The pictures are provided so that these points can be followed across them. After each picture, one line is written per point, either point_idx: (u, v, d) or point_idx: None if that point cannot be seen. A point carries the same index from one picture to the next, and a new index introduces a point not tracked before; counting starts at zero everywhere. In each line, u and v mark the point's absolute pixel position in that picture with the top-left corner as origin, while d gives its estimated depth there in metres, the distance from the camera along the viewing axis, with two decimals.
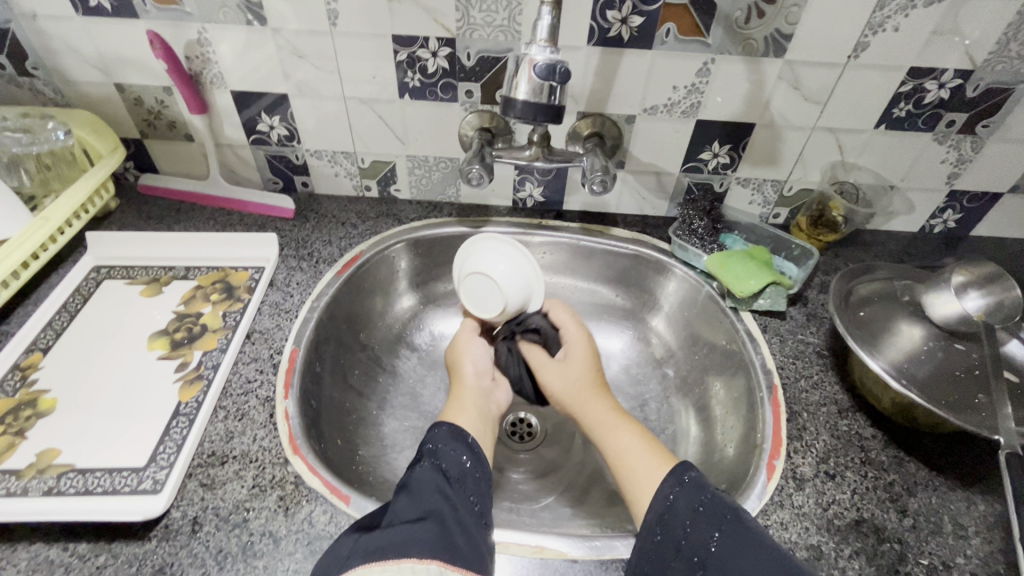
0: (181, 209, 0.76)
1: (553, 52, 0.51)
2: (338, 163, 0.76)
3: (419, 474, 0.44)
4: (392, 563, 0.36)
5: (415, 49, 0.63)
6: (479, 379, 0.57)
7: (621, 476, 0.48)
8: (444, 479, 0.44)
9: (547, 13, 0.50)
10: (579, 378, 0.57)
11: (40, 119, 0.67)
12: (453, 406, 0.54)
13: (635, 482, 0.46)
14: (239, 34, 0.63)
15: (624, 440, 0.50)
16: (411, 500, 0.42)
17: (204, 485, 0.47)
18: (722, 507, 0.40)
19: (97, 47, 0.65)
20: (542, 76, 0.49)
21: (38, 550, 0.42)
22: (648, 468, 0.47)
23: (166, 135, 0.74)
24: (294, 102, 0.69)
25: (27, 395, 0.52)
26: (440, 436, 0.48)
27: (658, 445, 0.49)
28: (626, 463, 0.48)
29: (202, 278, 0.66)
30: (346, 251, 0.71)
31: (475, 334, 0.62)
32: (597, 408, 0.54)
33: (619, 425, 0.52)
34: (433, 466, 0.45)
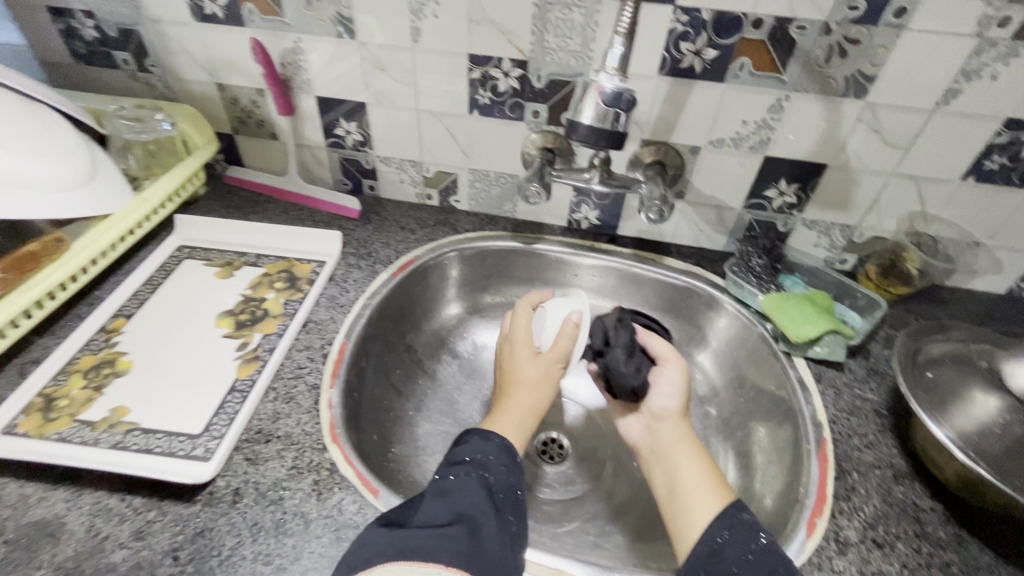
0: (259, 201, 0.82)
1: (621, 80, 0.51)
2: (404, 170, 0.79)
3: (455, 481, 0.45)
4: (420, 564, 0.38)
5: (489, 68, 0.65)
6: (527, 403, 0.56)
7: (682, 499, 0.49)
8: (487, 495, 0.45)
9: (620, 43, 0.51)
10: (683, 389, 0.57)
11: (150, 108, 0.74)
12: (496, 420, 0.54)
13: (690, 507, 0.48)
14: (331, 44, 0.68)
15: (687, 469, 0.51)
16: (441, 503, 0.43)
17: (248, 459, 0.50)
18: (773, 559, 0.40)
19: (207, 51, 0.72)
20: (608, 103, 0.50)
21: (100, 497, 0.46)
22: (705, 500, 0.47)
23: (254, 132, 0.80)
24: (372, 111, 0.73)
25: (108, 355, 0.58)
26: (493, 448, 0.49)
27: (718, 475, 0.50)
28: (690, 489, 0.49)
29: (270, 266, 0.70)
30: (402, 255, 0.74)
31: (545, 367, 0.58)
32: (679, 427, 0.55)
33: (699, 452, 0.53)
34: (479, 478, 0.46)
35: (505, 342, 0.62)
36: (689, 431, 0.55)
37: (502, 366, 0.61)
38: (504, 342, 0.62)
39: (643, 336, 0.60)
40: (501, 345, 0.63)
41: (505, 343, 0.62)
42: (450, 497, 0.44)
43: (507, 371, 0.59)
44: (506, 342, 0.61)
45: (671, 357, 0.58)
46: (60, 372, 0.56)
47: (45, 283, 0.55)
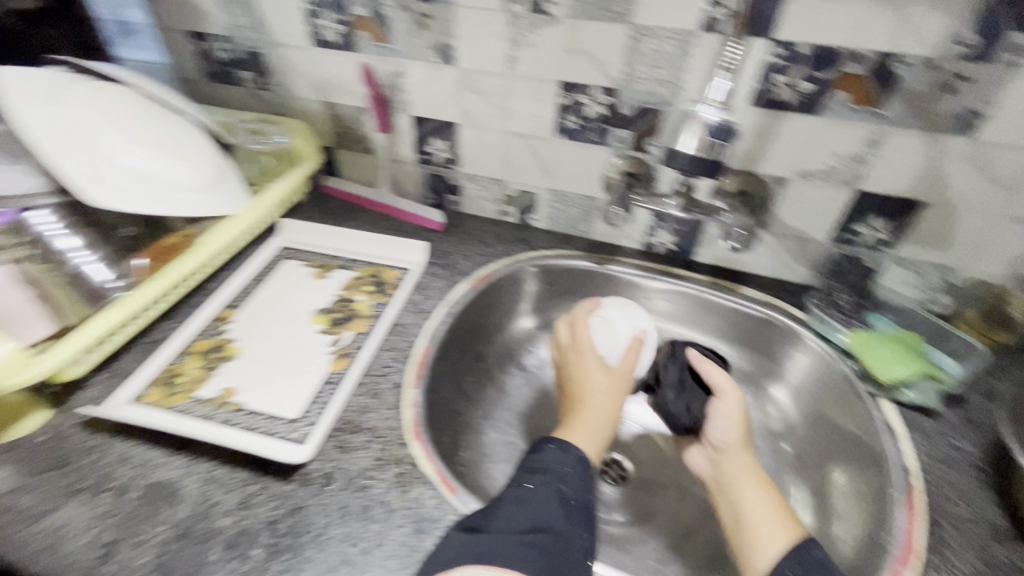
0: (352, 209, 0.88)
1: (727, 112, 0.52)
2: (487, 187, 0.83)
3: (531, 491, 0.47)
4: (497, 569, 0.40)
5: (579, 95, 0.68)
6: (600, 416, 0.56)
7: (748, 531, 0.48)
8: (562, 506, 0.46)
9: (726, 77, 0.52)
10: (741, 421, 0.57)
11: (271, 123, 0.82)
12: (574, 433, 0.54)
13: (759, 539, 0.47)
14: (432, 69, 0.73)
15: (753, 500, 0.50)
16: (520, 510, 0.45)
17: (338, 447, 0.54)
18: None
19: (321, 72, 0.80)
20: (716, 136, 0.52)
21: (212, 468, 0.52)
22: (774, 534, 0.47)
23: (352, 146, 0.87)
24: (463, 130, 0.78)
25: (219, 340, 0.64)
26: (571, 460, 0.50)
27: (787, 508, 0.49)
28: (757, 521, 0.48)
29: (360, 270, 0.75)
30: (481, 267, 0.77)
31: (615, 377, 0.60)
32: (741, 457, 0.54)
33: (767, 485, 0.52)
34: (555, 489, 0.47)
35: (570, 353, 0.62)
36: (755, 462, 0.54)
37: (568, 376, 0.61)
38: (567, 351, 0.63)
39: (698, 363, 0.60)
40: (563, 356, 0.63)
41: (570, 354, 0.62)
42: (527, 507, 0.45)
43: (578, 381, 0.59)
44: (573, 352, 0.62)
45: (731, 391, 0.58)
46: (181, 353, 0.63)
47: (172, 278, 0.60)
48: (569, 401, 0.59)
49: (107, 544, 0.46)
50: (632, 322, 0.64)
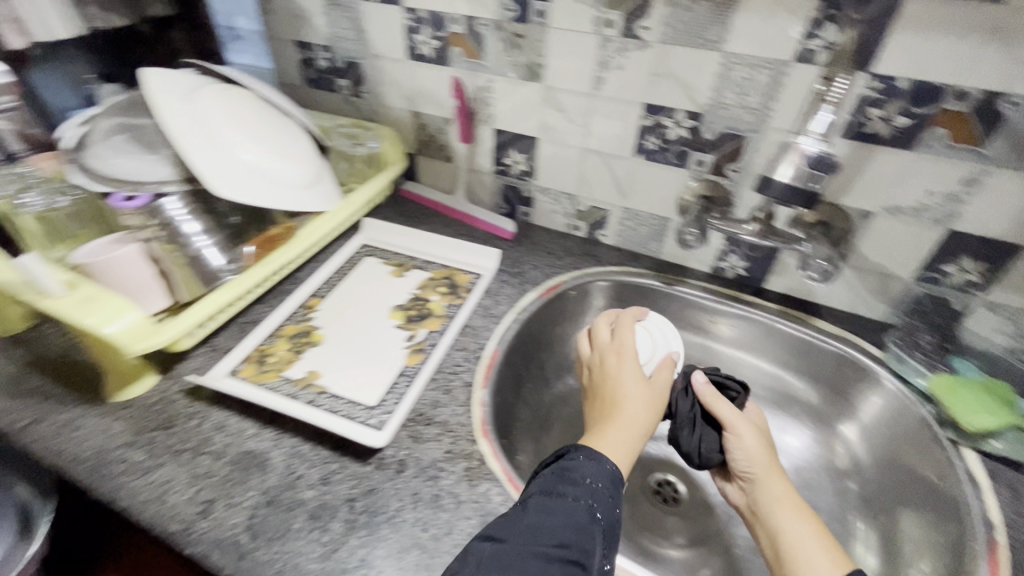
0: (428, 214, 0.93)
1: (826, 145, 0.53)
2: (559, 201, 0.86)
3: (558, 504, 0.44)
4: None
5: (662, 117, 0.70)
6: (634, 423, 0.53)
7: (789, 561, 0.46)
8: (592, 523, 0.43)
9: (830, 110, 0.52)
10: (759, 449, 0.55)
11: (365, 128, 0.87)
12: (605, 437, 0.51)
13: (807, 570, 0.45)
14: (519, 85, 0.77)
15: (795, 527, 0.48)
16: (550, 522, 0.42)
17: (412, 436, 0.57)
18: None
19: (413, 84, 0.85)
20: (811, 167, 0.52)
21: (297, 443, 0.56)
22: (822, 562, 0.45)
23: (433, 154, 0.92)
24: (542, 145, 0.81)
25: (306, 327, 0.69)
26: (604, 475, 0.47)
27: (831, 537, 0.47)
28: (799, 549, 0.47)
29: (435, 272, 0.79)
30: (550, 278, 0.79)
31: (648, 384, 0.58)
32: (773, 485, 0.53)
33: (803, 512, 0.50)
34: (586, 506, 0.45)
35: (611, 354, 0.60)
36: (788, 488, 0.52)
37: (604, 379, 0.59)
38: (607, 353, 0.61)
39: (704, 392, 0.59)
40: (601, 357, 0.61)
41: (612, 355, 0.60)
42: (555, 519, 0.43)
43: (611, 382, 0.58)
44: (615, 354, 0.60)
45: (738, 421, 0.57)
46: (271, 335, 0.68)
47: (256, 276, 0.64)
48: (602, 403, 0.56)
49: (205, 501, 0.51)
50: (669, 342, 0.64)
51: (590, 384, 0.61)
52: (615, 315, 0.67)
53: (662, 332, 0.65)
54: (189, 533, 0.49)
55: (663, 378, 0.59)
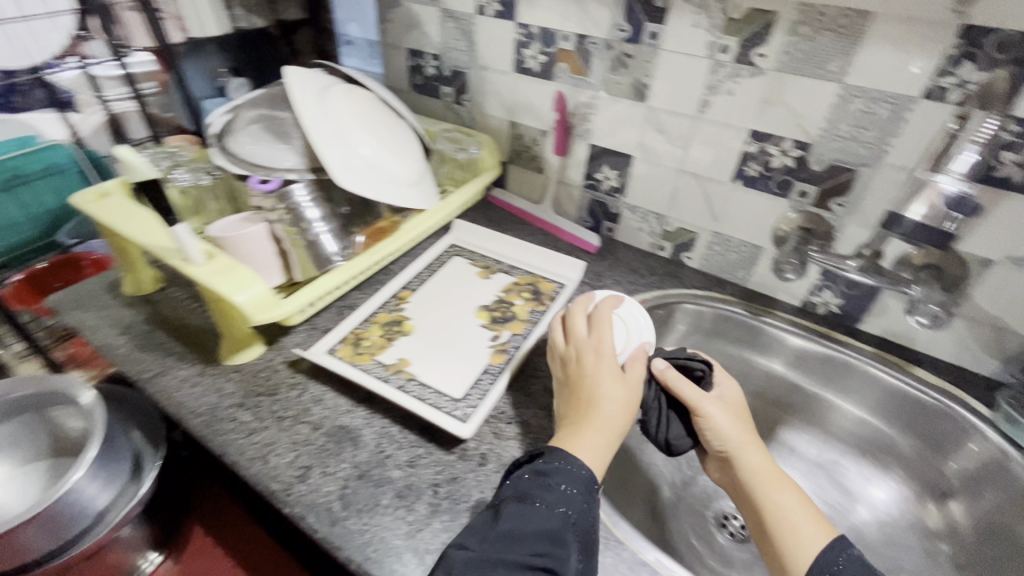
0: (514, 221, 0.96)
1: (966, 184, 0.57)
2: (647, 220, 0.86)
3: (529, 511, 0.44)
4: None
5: (767, 144, 0.69)
6: (611, 423, 0.52)
7: (774, 527, 0.48)
8: (565, 530, 0.43)
9: (974, 150, 0.55)
10: (730, 425, 0.55)
11: (467, 135, 0.90)
12: (581, 441, 0.51)
13: (794, 535, 0.47)
14: (622, 103, 0.78)
15: (779, 496, 0.50)
16: (524, 529, 0.43)
17: (494, 433, 0.60)
18: None
19: (515, 95, 0.88)
20: (949, 207, 0.58)
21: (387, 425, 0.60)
22: (807, 526, 0.47)
23: (525, 164, 0.95)
24: (637, 164, 0.82)
25: (397, 317, 0.73)
26: (578, 481, 0.47)
27: (811, 502, 0.49)
28: (783, 515, 0.48)
29: (519, 278, 0.81)
30: (632, 295, 0.80)
31: (622, 379, 0.56)
32: (751, 458, 0.53)
33: (782, 481, 0.51)
34: (561, 513, 0.45)
35: (588, 351, 0.58)
36: (764, 458, 0.53)
37: (579, 376, 0.57)
38: (585, 350, 0.58)
39: (666, 377, 0.58)
40: (578, 352, 0.58)
41: (590, 353, 0.58)
42: (527, 526, 0.43)
43: (587, 380, 0.56)
44: (593, 352, 0.57)
45: (704, 402, 0.56)
46: (366, 320, 0.72)
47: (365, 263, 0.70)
48: (577, 402, 0.55)
49: (303, 467, 0.55)
50: (640, 334, 0.62)
51: (564, 379, 0.59)
52: (588, 305, 0.64)
53: (636, 322, 0.62)
54: (289, 494, 0.52)
55: (636, 371, 0.57)
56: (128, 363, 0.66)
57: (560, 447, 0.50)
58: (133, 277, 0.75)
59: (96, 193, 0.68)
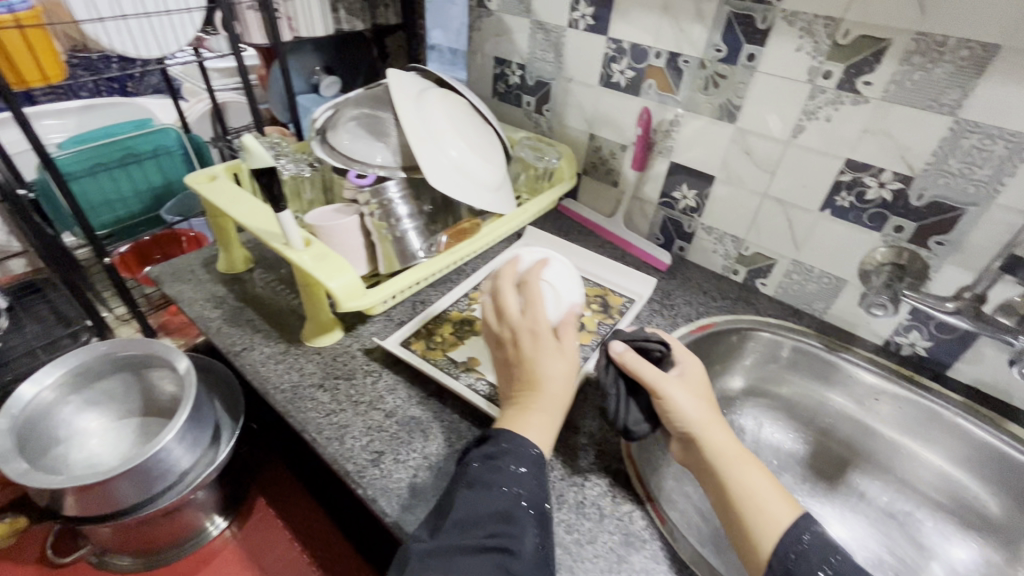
0: (583, 232, 0.96)
1: None
2: (722, 243, 0.85)
3: (480, 495, 0.46)
4: None
5: (864, 175, 0.67)
6: (556, 400, 0.54)
7: (742, 508, 0.47)
8: (517, 507, 0.45)
9: None
10: (693, 404, 0.54)
11: (548, 144, 0.90)
12: (529, 422, 0.52)
13: (765, 515, 0.46)
14: (708, 123, 0.78)
15: (749, 476, 0.49)
16: (476, 513, 0.44)
17: (561, 441, 0.60)
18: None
19: (598, 108, 0.89)
20: None
21: (455, 422, 0.61)
22: (774, 506, 0.46)
23: (599, 177, 0.95)
24: (717, 184, 0.81)
25: (468, 316, 0.74)
26: (527, 460, 0.48)
27: (776, 481, 0.49)
28: (750, 494, 0.47)
29: (588, 288, 0.81)
30: (702, 316, 0.79)
31: (559, 353, 0.56)
32: (715, 438, 0.52)
33: (746, 460, 0.50)
34: (512, 492, 0.46)
35: (524, 333, 0.56)
36: (728, 438, 0.52)
37: (518, 356, 0.56)
38: (520, 327, 0.57)
39: (622, 356, 0.58)
40: (514, 334, 0.57)
41: (525, 332, 0.56)
42: (480, 510, 0.45)
43: (524, 361, 0.55)
44: (529, 331, 0.56)
45: (664, 383, 0.55)
46: (439, 316, 0.74)
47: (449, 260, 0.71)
48: (521, 381, 0.55)
49: (376, 452, 0.57)
50: (570, 301, 0.61)
51: (503, 356, 0.59)
52: (516, 273, 0.62)
53: (568, 282, 0.62)
54: (362, 475, 0.54)
55: (569, 339, 0.57)
56: (220, 335, 0.70)
57: (508, 429, 0.51)
58: (228, 256, 0.80)
59: (206, 176, 0.73)
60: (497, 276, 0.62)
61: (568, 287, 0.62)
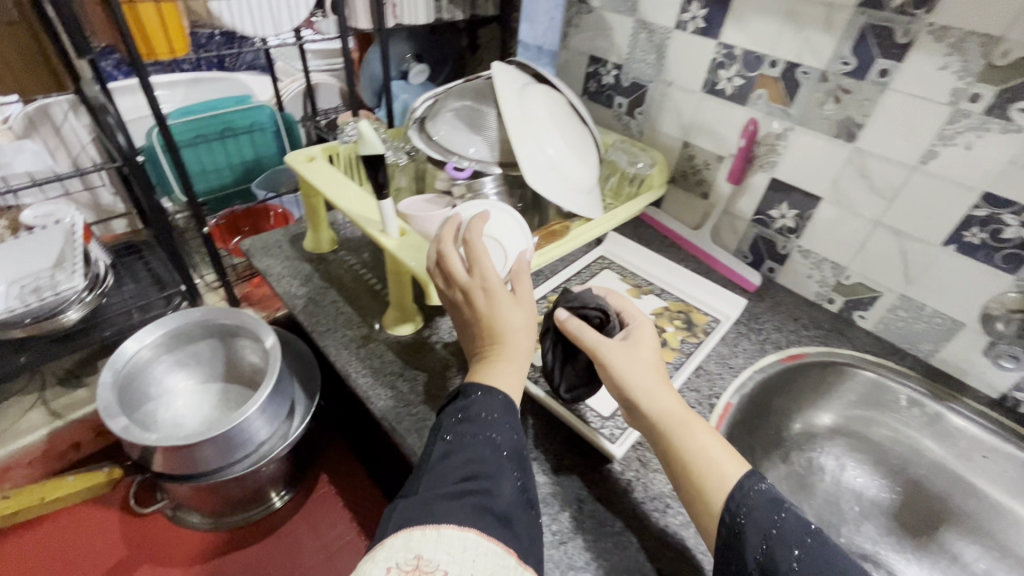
0: (665, 242, 0.93)
1: None
2: (819, 268, 0.80)
3: (454, 444, 0.46)
4: (432, 527, 0.40)
5: (1004, 212, 0.60)
6: (520, 352, 0.53)
7: (692, 471, 0.47)
8: (495, 452, 0.46)
9: None
10: (638, 365, 0.52)
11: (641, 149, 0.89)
12: (495, 373, 0.51)
13: (714, 476, 0.46)
14: (821, 141, 0.73)
15: (701, 439, 0.48)
16: (453, 461, 0.45)
17: (641, 461, 0.58)
18: (802, 532, 0.41)
19: (696, 115, 0.85)
20: None
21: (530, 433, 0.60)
22: (724, 466, 0.47)
23: (688, 186, 0.92)
24: (822, 206, 0.76)
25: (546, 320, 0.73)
26: (499, 406, 0.49)
27: (724, 439, 0.49)
28: (698, 458, 0.47)
29: (671, 303, 0.77)
30: (793, 344, 0.75)
31: (518, 303, 0.54)
32: (661, 401, 0.51)
33: (694, 420, 0.50)
34: (488, 439, 0.47)
35: (476, 289, 0.52)
36: (672, 398, 0.51)
37: (474, 314, 0.53)
38: (471, 284, 0.52)
39: (566, 322, 0.55)
40: (465, 291, 0.53)
41: (477, 288, 0.52)
42: (456, 458, 0.45)
43: (482, 316, 0.52)
44: (481, 287, 0.52)
45: (604, 345, 0.52)
46: None
47: (539, 262, 0.66)
48: (481, 337, 0.53)
49: None
50: (515, 246, 0.59)
51: (458, 315, 0.55)
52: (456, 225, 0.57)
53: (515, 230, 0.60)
54: None
55: (522, 288, 0.55)
56: (305, 314, 0.72)
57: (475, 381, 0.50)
58: (315, 236, 0.81)
59: (305, 155, 0.74)
60: (438, 233, 0.57)
61: (516, 234, 0.60)
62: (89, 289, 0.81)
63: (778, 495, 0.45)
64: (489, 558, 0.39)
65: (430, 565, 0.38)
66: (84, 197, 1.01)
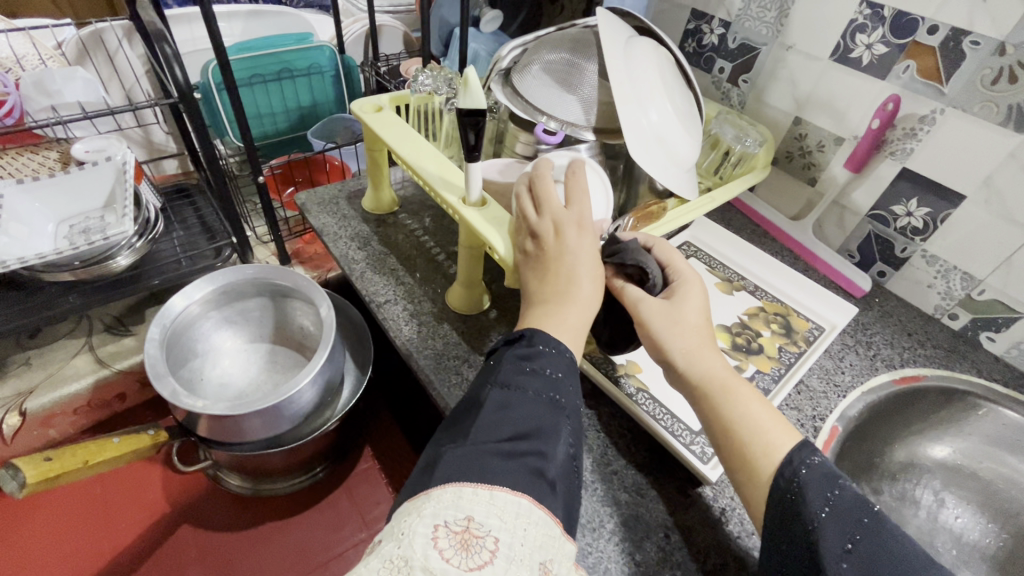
0: (757, 232, 0.84)
1: None
2: (946, 278, 0.69)
3: (513, 397, 0.39)
4: (484, 488, 0.32)
5: None
6: (590, 302, 0.45)
7: (736, 443, 0.42)
8: (554, 408, 0.40)
9: None
10: (682, 323, 0.45)
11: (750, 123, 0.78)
12: (560, 321, 0.43)
13: (762, 449, 0.41)
14: (979, 128, 0.60)
15: (748, 408, 0.43)
16: (506, 414, 0.38)
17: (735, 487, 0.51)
18: (859, 511, 0.35)
19: (817, 88, 0.73)
20: None
21: (603, 446, 0.53)
22: (775, 440, 0.41)
23: (793, 171, 0.81)
24: (967, 207, 0.64)
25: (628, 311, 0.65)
26: (564, 364, 0.42)
27: (776, 409, 0.43)
28: (743, 428, 0.42)
29: (767, 303, 0.68)
30: (907, 365, 0.66)
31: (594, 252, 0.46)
32: (704, 364, 0.44)
33: (740, 387, 0.44)
34: (549, 397, 0.40)
35: (571, 227, 0.47)
36: (717, 362, 0.45)
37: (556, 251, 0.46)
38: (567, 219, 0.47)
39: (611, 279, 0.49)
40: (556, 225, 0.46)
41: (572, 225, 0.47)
42: (509, 411, 0.38)
43: (564, 257, 0.45)
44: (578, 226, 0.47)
45: (644, 301, 0.46)
46: None
47: None
48: (547, 279, 0.45)
49: None
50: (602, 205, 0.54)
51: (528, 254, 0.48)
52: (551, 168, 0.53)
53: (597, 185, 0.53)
54: None
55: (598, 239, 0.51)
56: (363, 282, 0.66)
57: (543, 331, 0.43)
58: (376, 195, 0.74)
59: (372, 105, 0.66)
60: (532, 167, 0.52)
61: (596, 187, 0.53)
62: (140, 235, 0.78)
63: (834, 471, 0.38)
64: (541, 529, 0.32)
65: (480, 529, 0.30)
66: (137, 133, 0.98)
